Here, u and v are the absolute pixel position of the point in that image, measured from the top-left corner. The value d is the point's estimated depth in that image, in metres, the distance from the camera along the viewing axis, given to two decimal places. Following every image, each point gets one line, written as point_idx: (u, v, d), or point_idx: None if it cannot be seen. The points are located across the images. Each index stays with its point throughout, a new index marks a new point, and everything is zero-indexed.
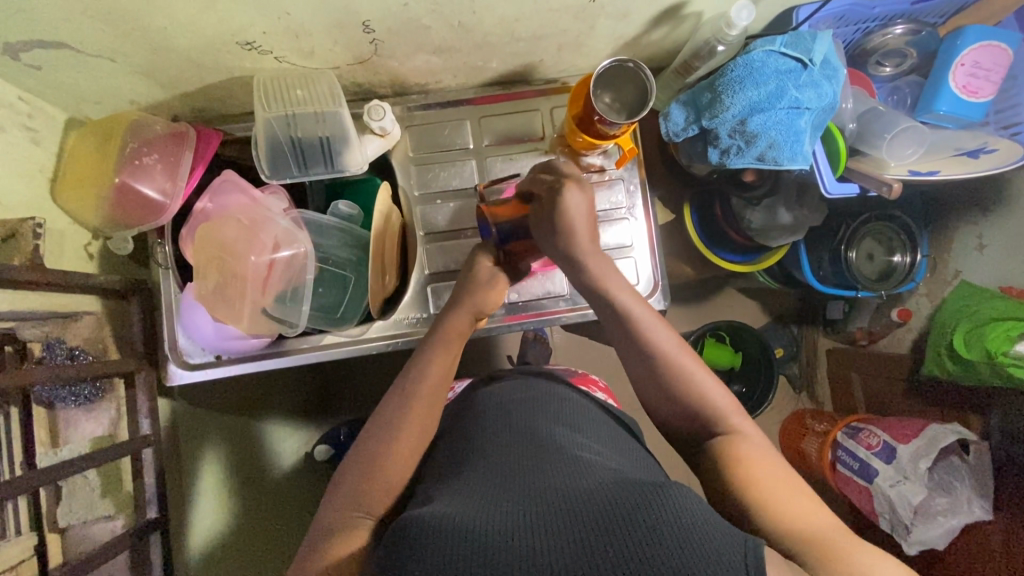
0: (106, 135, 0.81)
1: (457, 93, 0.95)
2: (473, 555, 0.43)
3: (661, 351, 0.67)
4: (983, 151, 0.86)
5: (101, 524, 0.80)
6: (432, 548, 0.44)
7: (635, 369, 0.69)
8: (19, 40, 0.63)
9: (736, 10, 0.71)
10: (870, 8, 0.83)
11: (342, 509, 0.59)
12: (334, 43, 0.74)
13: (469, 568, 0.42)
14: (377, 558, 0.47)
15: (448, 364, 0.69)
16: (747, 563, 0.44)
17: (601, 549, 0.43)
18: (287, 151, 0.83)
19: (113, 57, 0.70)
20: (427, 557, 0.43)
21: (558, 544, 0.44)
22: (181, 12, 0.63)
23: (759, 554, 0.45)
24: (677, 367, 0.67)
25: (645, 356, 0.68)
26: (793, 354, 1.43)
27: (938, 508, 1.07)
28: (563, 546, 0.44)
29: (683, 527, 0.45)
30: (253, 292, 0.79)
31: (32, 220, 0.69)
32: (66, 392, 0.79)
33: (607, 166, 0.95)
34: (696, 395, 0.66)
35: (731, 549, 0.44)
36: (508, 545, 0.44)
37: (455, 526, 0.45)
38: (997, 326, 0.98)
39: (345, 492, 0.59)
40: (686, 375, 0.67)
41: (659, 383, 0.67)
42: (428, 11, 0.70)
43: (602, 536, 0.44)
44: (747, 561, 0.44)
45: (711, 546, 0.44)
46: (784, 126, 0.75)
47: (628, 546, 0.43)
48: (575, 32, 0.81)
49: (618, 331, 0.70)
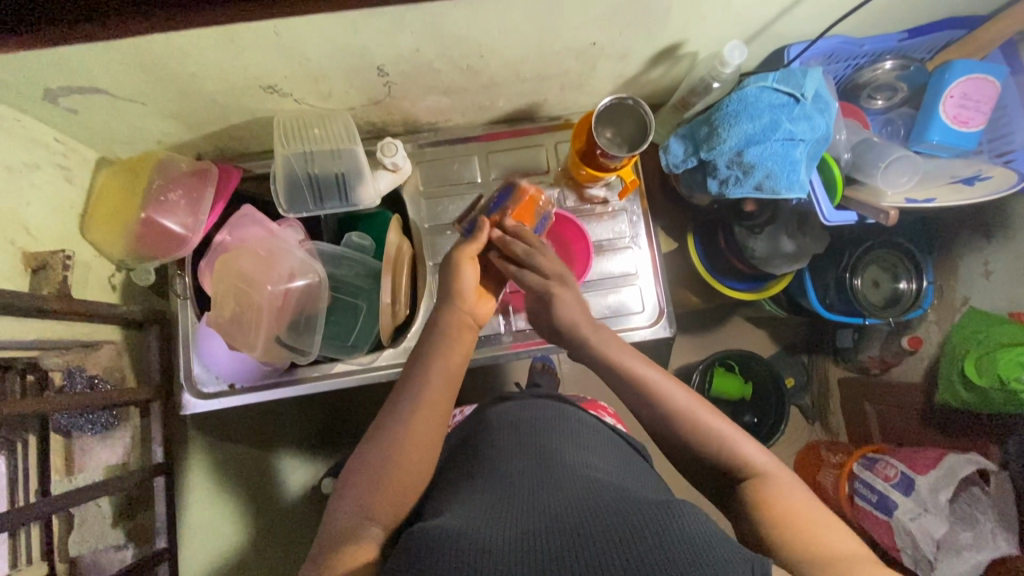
0: (134, 172, 0.85)
1: (465, 130, 0.99)
2: (483, 563, 0.44)
3: (674, 407, 0.68)
4: (979, 178, 0.88)
5: (111, 554, 0.81)
6: (445, 560, 0.44)
7: (649, 416, 0.70)
8: (60, 86, 0.68)
9: (729, 49, 0.75)
10: (859, 46, 0.86)
11: (352, 515, 0.60)
12: (350, 85, 0.79)
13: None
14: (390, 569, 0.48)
15: (457, 366, 0.70)
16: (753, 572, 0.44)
17: (607, 560, 0.44)
18: (305, 186, 0.87)
19: (145, 101, 0.75)
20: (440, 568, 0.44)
21: (569, 556, 0.45)
22: (210, 59, 0.68)
23: (765, 568, 0.45)
24: (692, 419, 0.67)
25: (663, 412, 0.69)
26: (804, 384, 1.42)
27: (964, 543, 1.04)
28: (571, 557, 0.45)
29: (690, 541, 0.45)
30: (269, 320, 0.81)
31: (62, 252, 0.73)
32: (83, 420, 0.81)
33: (610, 197, 0.97)
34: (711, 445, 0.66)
35: (737, 561, 0.45)
36: (521, 558, 0.45)
37: (468, 542, 0.46)
38: (1008, 350, 0.97)
39: (353, 510, 0.60)
40: (700, 429, 0.67)
41: (674, 433, 0.68)
42: (438, 56, 0.75)
43: (608, 548, 0.45)
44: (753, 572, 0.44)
45: (716, 557, 0.44)
46: (779, 157, 0.78)
47: (638, 561, 0.44)
48: (577, 72, 0.86)
49: (630, 382, 0.71)
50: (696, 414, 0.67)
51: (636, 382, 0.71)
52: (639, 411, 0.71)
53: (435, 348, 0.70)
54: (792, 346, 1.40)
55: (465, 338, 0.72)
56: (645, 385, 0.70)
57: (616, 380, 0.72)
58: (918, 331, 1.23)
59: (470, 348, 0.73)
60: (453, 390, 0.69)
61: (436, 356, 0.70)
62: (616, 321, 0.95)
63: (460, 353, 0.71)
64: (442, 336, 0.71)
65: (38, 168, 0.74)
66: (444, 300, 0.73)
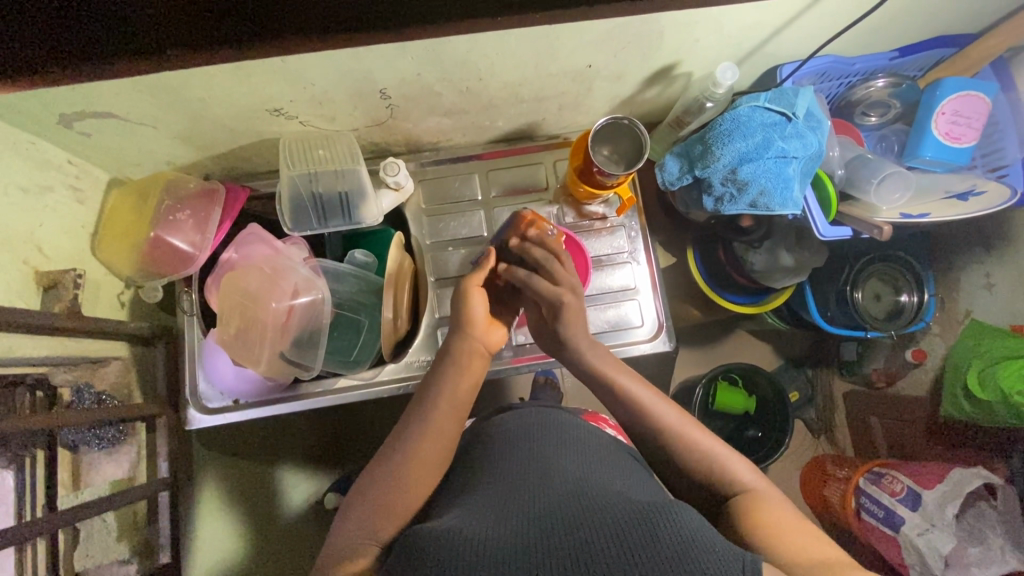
0: (144, 193, 0.88)
1: (466, 149, 1.01)
2: (477, 562, 0.45)
3: (663, 424, 0.70)
4: (973, 194, 0.89)
5: (115, 568, 0.82)
6: (442, 559, 0.46)
7: (642, 435, 0.71)
8: (74, 112, 0.71)
9: (721, 70, 0.77)
10: (850, 65, 0.88)
11: (350, 535, 0.61)
12: (354, 108, 0.81)
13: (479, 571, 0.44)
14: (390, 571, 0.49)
15: (467, 393, 0.70)
16: (745, 567, 0.45)
17: (599, 558, 0.45)
18: (309, 205, 0.89)
19: (156, 124, 0.77)
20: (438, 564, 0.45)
21: (563, 554, 0.46)
22: (219, 85, 0.70)
23: (756, 563, 0.46)
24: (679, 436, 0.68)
25: (653, 427, 0.70)
26: (808, 398, 1.38)
27: (972, 558, 1.02)
28: (563, 555, 0.46)
29: (682, 538, 0.46)
30: (273, 336, 0.83)
31: (74, 272, 0.76)
32: (91, 435, 0.82)
33: (609, 213, 0.99)
34: (700, 463, 0.67)
35: (729, 557, 0.45)
36: (516, 557, 0.46)
37: (464, 541, 0.47)
38: (1010, 363, 0.97)
39: (356, 529, 0.61)
40: (690, 448, 0.68)
41: (664, 447, 0.69)
42: (439, 79, 0.78)
43: (602, 547, 0.46)
44: (745, 568, 0.45)
45: (707, 556, 0.45)
46: (773, 174, 0.80)
47: (629, 557, 0.45)
48: (574, 93, 0.88)
49: (621, 399, 0.73)
50: (682, 428, 0.69)
51: (625, 398, 0.72)
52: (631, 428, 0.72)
53: (447, 370, 0.71)
54: (795, 359, 1.40)
55: (479, 364, 0.73)
56: (636, 404, 0.71)
57: (608, 399, 0.74)
58: (922, 344, 1.23)
59: (479, 376, 0.73)
60: (461, 422, 0.70)
61: (445, 382, 0.70)
62: (616, 336, 0.96)
63: (470, 379, 0.71)
64: (453, 361, 0.71)
65: (51, 191, 0.77)
66: (453, 331, 0.73)
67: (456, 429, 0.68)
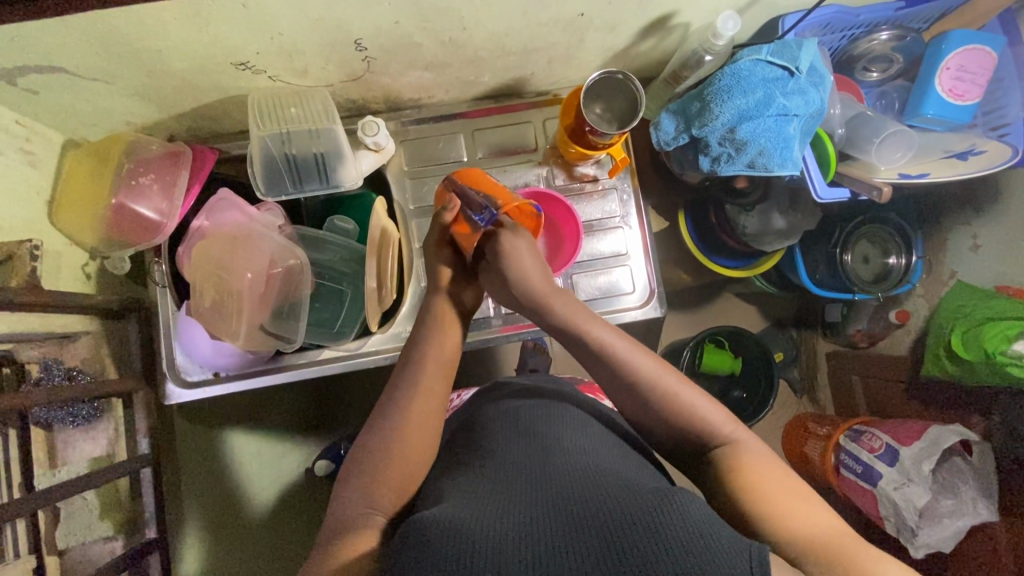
0: (102, 156, 0.82)
1: (450, 107, 0.96)
2: (481, 555, 0.44)
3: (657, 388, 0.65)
4: (972, 153, 0.87)
5: (100, 545, 0.81)
6: (443, 552, 0.44)
7: (625, 398, 0.67)
8: (16, 65, 0.64)
9: (722, 20, 0.73)
10: (854, 16, 0.84)
11: (353, 506, 0.58)
12: (327, 62, 0.75)
13: (480, 566, 0.43)
14: (386, 561, 0.47)
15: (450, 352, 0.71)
16: (752, 566, 0.44)
17: (604, 554, 0.44)
18: (283, 168, 0.84)
19: (109, 79, 0.71)
20: (440, 557, 0.43)
21: (565, 546, 0.45)
22: (176, 34, 0.64)
23: (763, 557, 0.45)
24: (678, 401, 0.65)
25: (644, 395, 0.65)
26: (793, 358, 1.42)
27: (943, 510, 1.04)
28: (565, 549, 0.45)
29: (686, 530, 0.45)
30: (252, 307, 0.79)
31: (29, 243, 0.70)
32: (63, 413, 0.79)
33: (600, 175, 0.95)
34: (694, 422, 0.64)
35: (735, 554, 0.44)
36: (518, 551, 0.44)
37: (465, 531, 0.46)
38: (994, 324, 0.97)
39: (353, 489, 0.59)
40: (669, 396, 0.65)
41: (646, 405, 0.65)
42: (419, 29, 0.72)
43: (606, 540, 0.45)
44: (753, 565, 0.44)
45: (712, 550, 0.44)
46: (773, 133, 0.76)
47: (632, 552, 0.44)
48: (565, 45, 0.83)
49: (595, 355, 0.68)
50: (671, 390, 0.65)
51: (605, 360, 0.67)
52: (614, 391, 0.68)
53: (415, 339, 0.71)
54: (783, 321, 1.41)
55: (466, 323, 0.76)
56: (618, 363, 0.66)
57: (587, 362, 0.69)
58: (906, 305, 1.23)
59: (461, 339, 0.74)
60: (450, 375, 0.70)
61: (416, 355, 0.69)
62: (605, 302, 0.94)
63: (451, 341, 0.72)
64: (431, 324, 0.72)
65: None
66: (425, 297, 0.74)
67: (434, 387, 0.68)
